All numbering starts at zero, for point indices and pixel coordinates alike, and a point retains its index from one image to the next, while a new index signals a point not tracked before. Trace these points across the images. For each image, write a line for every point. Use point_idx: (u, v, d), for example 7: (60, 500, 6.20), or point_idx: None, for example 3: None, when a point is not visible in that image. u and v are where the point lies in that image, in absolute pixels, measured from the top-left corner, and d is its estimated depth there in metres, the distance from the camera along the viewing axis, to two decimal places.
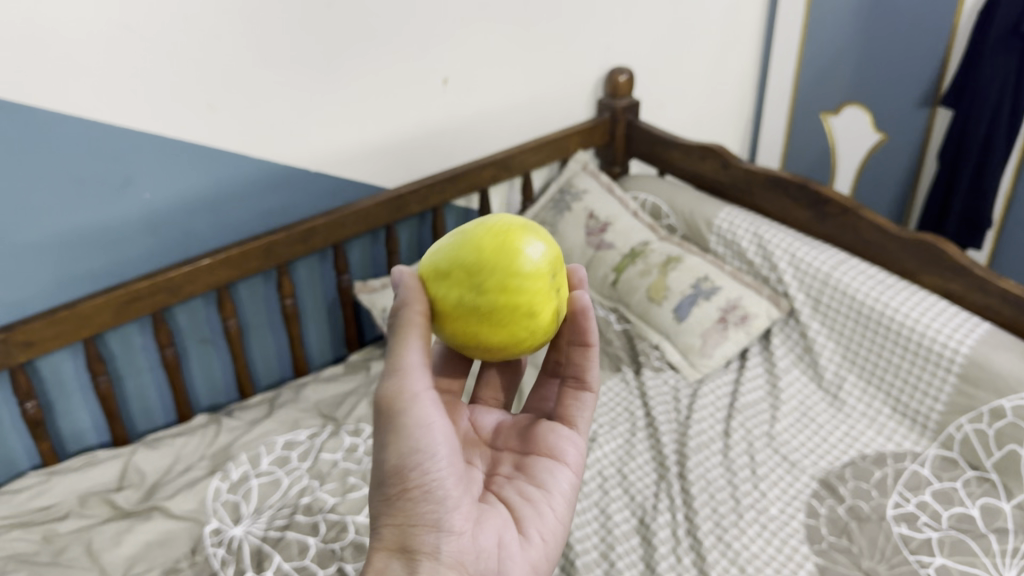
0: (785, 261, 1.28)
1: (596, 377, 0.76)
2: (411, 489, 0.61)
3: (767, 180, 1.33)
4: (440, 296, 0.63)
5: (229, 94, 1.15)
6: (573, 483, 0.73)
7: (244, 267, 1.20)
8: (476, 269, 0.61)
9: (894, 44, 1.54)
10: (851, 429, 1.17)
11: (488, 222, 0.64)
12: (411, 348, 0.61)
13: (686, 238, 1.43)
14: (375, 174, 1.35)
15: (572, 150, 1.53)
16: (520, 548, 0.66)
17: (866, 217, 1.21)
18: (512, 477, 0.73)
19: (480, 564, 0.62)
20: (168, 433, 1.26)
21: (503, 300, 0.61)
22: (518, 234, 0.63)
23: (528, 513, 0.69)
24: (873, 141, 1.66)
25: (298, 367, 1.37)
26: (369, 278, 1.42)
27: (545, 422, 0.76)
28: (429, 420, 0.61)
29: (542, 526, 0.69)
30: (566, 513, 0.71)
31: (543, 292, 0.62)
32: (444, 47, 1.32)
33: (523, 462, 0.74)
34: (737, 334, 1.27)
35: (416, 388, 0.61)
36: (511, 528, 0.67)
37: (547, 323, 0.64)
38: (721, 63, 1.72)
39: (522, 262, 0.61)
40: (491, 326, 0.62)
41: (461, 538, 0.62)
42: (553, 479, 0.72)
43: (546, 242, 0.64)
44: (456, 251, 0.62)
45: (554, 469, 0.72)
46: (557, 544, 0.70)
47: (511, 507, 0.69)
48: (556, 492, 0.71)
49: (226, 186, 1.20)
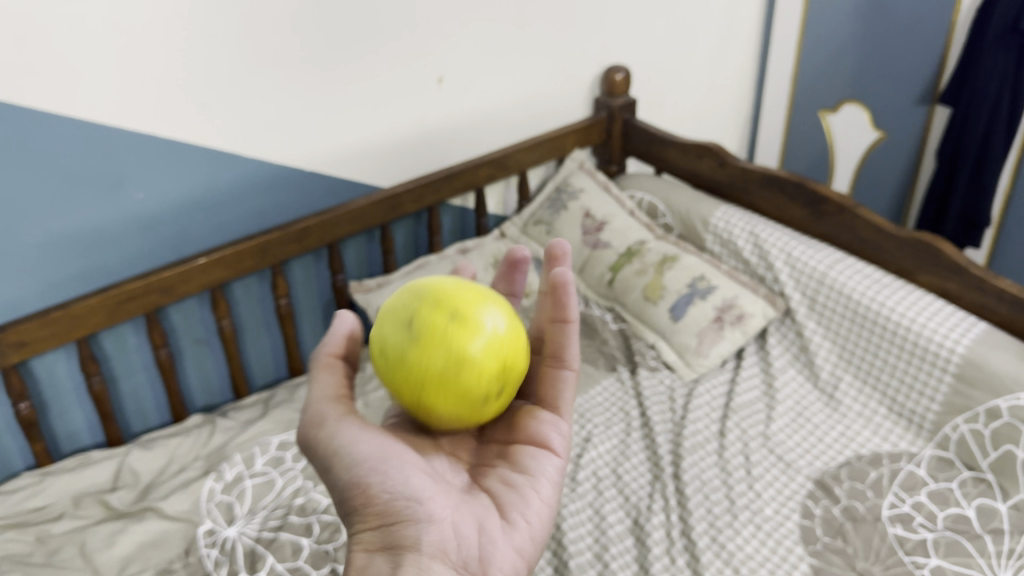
0: (781, 260, 1.28)
1: (574, 353, 0.75)
2: (365, 494, 0.62)
3: (764, 178, 1.33)
4: (386, 378, 0.66)
5: (221, 94, 1.14)
6: (559, 467, 0.72)
7: (238, 267, 1.20)
8: (408, 364, 0.63)
9: (893, 42, 1.53)
10: (847, 429, 1.16)
11: (424, 332, 0.63)
12: (321, 385, 0.67)
13: (682, 236, 1.43)
14: (370, 174, 1.35)
15: (569, 148, 1.52)
16: (503, 532, 0.66)
17: (863, 216, 1.20)
18: (496, 467, 0.73)
19: (464, 550, 0.62)
20: (163, 434, 1.26)
21: (436, 392, 0.63)
22: (447, 323, 0.63)
23: (511, 499, 0.69)
24: (871, 139, 1.65)
25: (293, 368, 1.36)
26: (364, 277, 1.42)
27: (529, 408, 0.76)
28: (353, 433, 0.64)
29: (526, 510, 0.68)
30: (553, 497, 0.71)
31: (507, 369, 0.66)
32: (439, 45, 1.31)
33: (507, 452, 0.74)
34: (733, 333, 1.26)
35: (330, 413, 0.65)
36: (493, 515, 0.67)
37: (491, 398, 0.66)
38: (719, 61, 1.71)
39: (450, 356, 0.62)
40: (433, 409, 0.65)
41: (441, 525, 0.62)
42: (537, 465, 0.72)
43: (486, 322, 0.64)
44: (392, 344, 0.64)
45: (537, 455, 0.72)
46: (545, 528, 0.69)
47: (494, 495, 0.69)
48: (541, 477, 0.71)
49: (220, 186, 1.20)
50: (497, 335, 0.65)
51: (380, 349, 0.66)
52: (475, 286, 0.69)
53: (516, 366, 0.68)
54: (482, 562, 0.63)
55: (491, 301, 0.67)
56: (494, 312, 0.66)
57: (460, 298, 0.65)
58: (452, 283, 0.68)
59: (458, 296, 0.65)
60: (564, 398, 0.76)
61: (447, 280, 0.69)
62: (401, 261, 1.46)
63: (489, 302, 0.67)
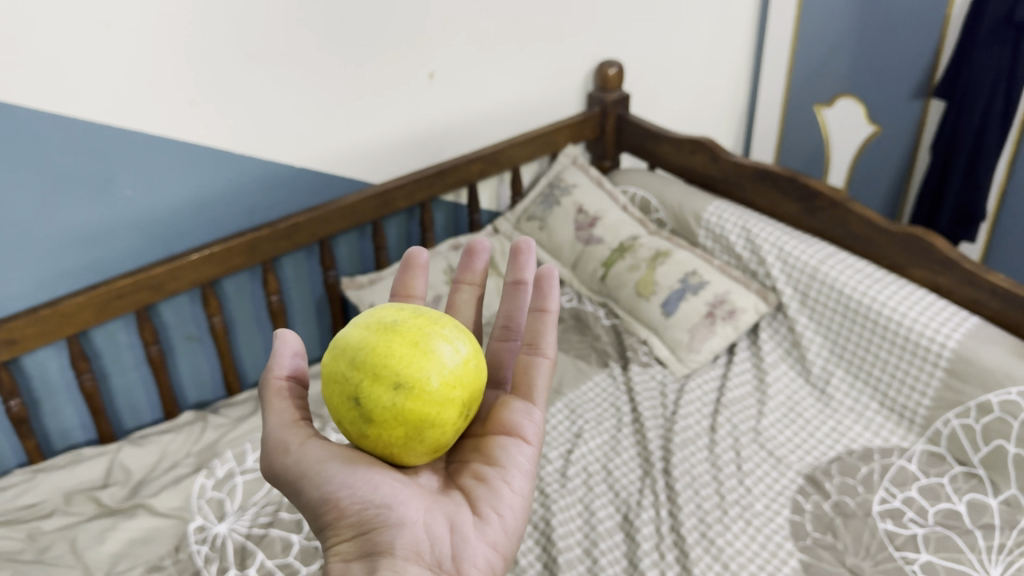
0: (773, 255, 1.27)
1: (551, 340, 0.77)
2: (335, 510, 0.62)
3: (757, 173, 1.32)
4: (346, 429, 0.65)
5: (210, 90, 1.14)
6: (531, 456, 0.71)
7: (228, 264, 1.20)
8: (358, 414, 0.63)
9: (888, 36, 1.52)
10: (838, 424, 1.16)
11: (371, 412, 0.62)
12: (273, 410, 0.67)
13: (675, 232, 1.42)
14: (361, 169, 1.34)
15: (562, 144, 1.52)
16: (475, 528, 0.65)
17: (854, 210, 1.20)
18: (470, 461, 0.71)
19: (437, 550, 0.63)
20: (155, 430, 1.25)
21: (392, 429, 0.62)
22: (379, 359, 0.62)
23: (481, 493, 0.68)
24: (866, 133, 1.64)
25: None
26: (357, 273, 1.42)
27: (503, 399, 0.75)
28: (319, 454, 0.64)
29: (496, 502, 0.67)
30: (527, 487, 0.70)
31: (468, 392, 0.66)
32: (430, 41, 1.31)
33: (480, 444, 0.73)
34: (725, 328, 1.26)
35: (291, 437, 0.65)
36: (464, 511, 0.66)
37: (451, 415, 0.64)
38: (713, 55, 1.70)
39: (390, 393, 0.62)
40: (397, 445, 0.64)
41: (414, 528, 0.62)
42: (509, 456, 0.70)
43: (429, 372, 0.62)
44: (338, 399, 0.64)
45: (508, 446, 0.71)
46: (518, 519, 0.68)
47: (465, 491, 0.68)
48: (512, 469, 0.70)
49: (209, 182, 1.19)
50: (443, 375, 0.63)
51: (337, 416, 0.65)
52: (400, 322, 0.66)
53: (470, 374, 0.66)
54: (456, 558, 0.63)
55: (423, 336, 0.64)
56: (431, 350, 0.64)
57: (389, 353, 0.63)
58: (375, 329, 0.65)
59: (385, 352, 0.63)
60: (538, 386, 0.76)
61: (370, 324, 0.65)
62: (394, 257, 1.45)
63: (422, 322, 0.66)
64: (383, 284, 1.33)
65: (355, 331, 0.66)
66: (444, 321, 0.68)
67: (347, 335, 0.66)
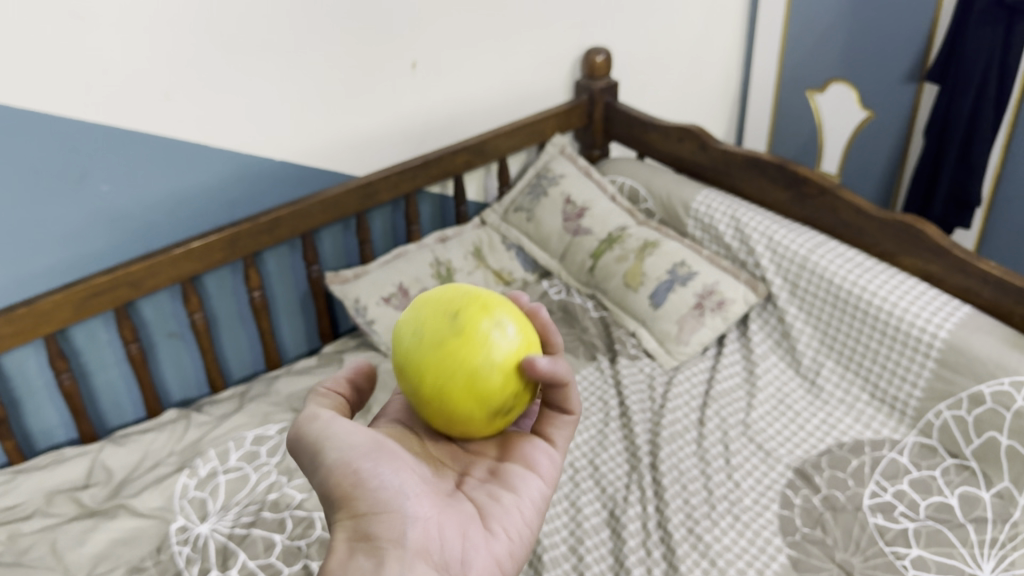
0: (762, 245, 1.24)
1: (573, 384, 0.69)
2: (346, 485, 0.59)
3: (746, 161, 1.30)
4: (411, 341, 0.64)
5: (186, 82, 1.12)
6: (544, 493, 0.70)
7: (208, 260, 1.19)
8: (449, 324, 0.62)
9: (880, 20, 1.49)
10: (829, 416, 1.13)
11: (465, 327, 0.62)
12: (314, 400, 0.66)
13: (664, 221, 1.40)
14: (342, 162, 1.32)
15: (548, 134, 1.49)
16: (486, 541, 0.63)
17: (843, 197, 1.18)
18: (483, 480, 0.70)
19: (446, 554, 0.60)
20: (137, 429, 1.24)
21: (468, 352, 0.61)
22: (491, 304, 0.64)
23: (494, 511, 0.66)
24: (859, 118, 1.61)
25: (270, 360, 1.34)
26: (342, 267, 1.39)
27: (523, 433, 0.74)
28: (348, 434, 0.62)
29: (509, 523, 0.66)
30: (535, 519, 0.68)
31: (513, 400, 0.64)
32: (412, 30, 1.29)
33: (496, 469, 0.71)
34: (714, 320, 1.23)
35: (324, 411, 0.64)
36: (475, 523, 0.64)
37: (508, 389, 0.63)
38: (704, 41, 1.68)
39: (489, 328, 0.62)
40: (453, 374, 0.61)
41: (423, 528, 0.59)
42: (524, 485, 0.69)
43: (522, 337, 0.64)
44: (430, 311, 0.64)
45: (525, 476, 0.70)
46: (524, 549, 0.66)
47: (478, 505, 0.66)
48: (525, 497, 0.68)
49: (188, 176, 1.18)
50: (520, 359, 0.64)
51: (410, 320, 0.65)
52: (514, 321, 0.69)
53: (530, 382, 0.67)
54: (464, 564, 0.60)
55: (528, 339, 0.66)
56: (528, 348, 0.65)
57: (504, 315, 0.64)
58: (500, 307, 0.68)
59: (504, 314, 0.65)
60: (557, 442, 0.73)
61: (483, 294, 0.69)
62: (379, 251, 1.43)
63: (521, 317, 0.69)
64: (368, 279, 1.31)
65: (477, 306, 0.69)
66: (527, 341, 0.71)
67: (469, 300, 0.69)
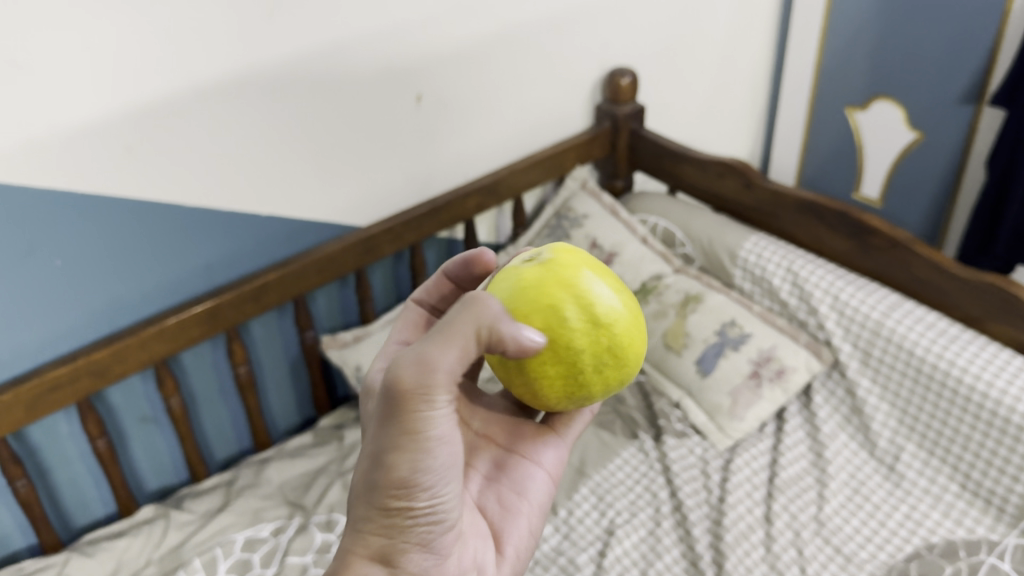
0: (826, 303, 1.09)
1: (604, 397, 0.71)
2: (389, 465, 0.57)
3: (800, 205, 1.13)
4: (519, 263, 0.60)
5: (155, 132, 0.93)
6: (547, 493, 0.72)
7: (185, 337, 1.02)
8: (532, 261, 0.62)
9: (932, 34, 1.33)
10: (912, 509, 0.98)
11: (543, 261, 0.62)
12: (444, 323, 0.51)
13: (704, 269, 1.24)
14: (339, 212, 1.15)
15: (568, 167, 1.32)
16: (497, 565, 0.65)
17: (918, 252, 1.02)
18: (488, 481, 0.70)
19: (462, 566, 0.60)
20: (108, 533, 1.05)
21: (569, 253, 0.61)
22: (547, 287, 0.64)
23: (501, 523, 0.68)
24: (905, 140, 1.45)
25: (259, 439, 1.17)
26: (338, 328, 1.22)
27: (538, 426, 0.73)
28: (446, 419, 0.52)
29: (517, 539, 0.67)
30: (538, 525, 0.70)
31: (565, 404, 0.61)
32: (416, 60, 1.11)
33: (503, 463, 0.71)
34: (773, 392, 1.08)
35: None
36: (489, 544, 0.66)
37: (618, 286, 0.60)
38: (732, 54, 1.51)
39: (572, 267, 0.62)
40: (572, 257, 0.59)
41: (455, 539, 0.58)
42: (530, 488, 0.70)
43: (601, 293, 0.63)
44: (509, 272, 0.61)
45: (530, 476, 0.71)
46: (524, 557, 0.69)
47: (489, 517, 0.68)
48: (535, 503, 0.70)
49: (159, 240, 0.99)
50: (565, 396, 0.58)
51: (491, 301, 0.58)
52: (613, 315, 0.56)
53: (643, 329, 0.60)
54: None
55: (609, 367, 0.56)
56: (590, 386, 0.57)
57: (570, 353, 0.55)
58: (602, 307, 0.55)
59: (570, 344, 0.55)
60: (574, 425, 0.73)
61: None
62: (380, 307, 1.25)
63: None
64: (369, 342, 1.16)
65: (602, 291, 0.56)
66: None
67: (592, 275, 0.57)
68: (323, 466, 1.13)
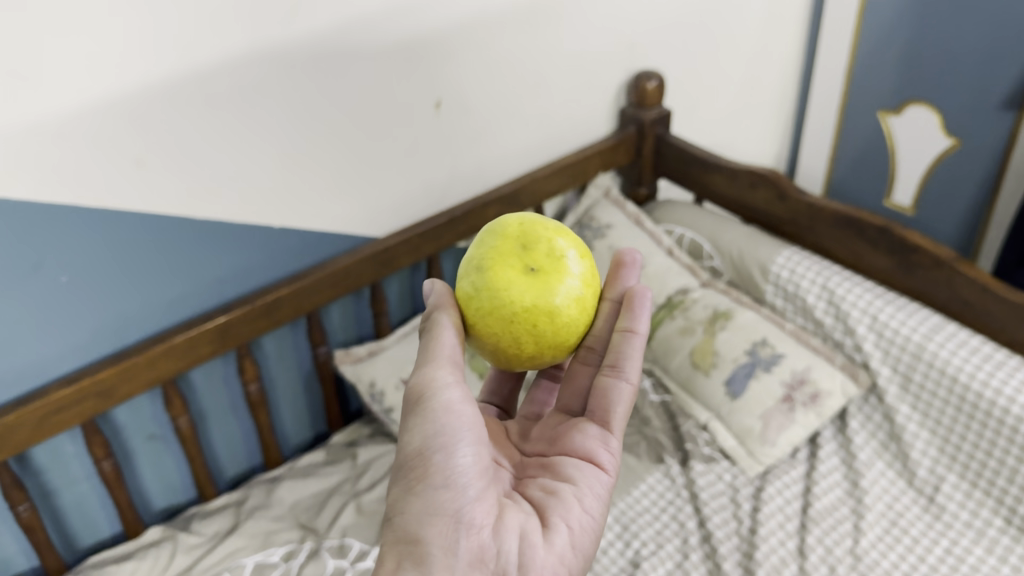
0: (864, 325, 1.04)
1: (634, 367, 0.71)
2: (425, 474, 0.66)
3: (838, 218, 1.08)
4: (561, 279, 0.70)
5: (161, 141, 0.89)
6: (606, 483, 0.72)
7: (193, 355, 0.97)
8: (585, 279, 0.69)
9: (968, 37, 1.27)
10: (955, 544, 0.93)
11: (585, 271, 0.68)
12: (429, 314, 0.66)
13: (733, 283, 1.19)
14: (355, 223, 1.10)
15: (591, 174, 1.27)
16: (543, 539, 0.66)
17: (963, 272, 0.97)
18: (538, 478, 0.73)
19: (498, 554, 0.63)
20: (113, 555, 1.02)
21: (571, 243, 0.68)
22: (588, 277, 0.66)
23: (551, 504, 0.69)
24: (940, 147, 1.39)
25: (271, 457, 1.13)
26: (352, 342, 1.17)
27: (581, 424, 0.76)
28: (452, 400, 0.64)
29: (567, 515, 0.68)
30: (598, 510, 0.71)
31: (521, 340, 0.62)
32: (434, 64, 1.06)
33: (549, 463, 0.74)
34: (806, 416, 1.03)
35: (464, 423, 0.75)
36: (533, 521, 0.67)
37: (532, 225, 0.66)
38: (760, 55, 1.45)
39: (574, 246, 0.66)
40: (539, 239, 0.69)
41: (482, 530, 0.63)
42: (581, 475, 0.72)
43: (564, 244, 0.64)
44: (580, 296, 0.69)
45: (581, 466, 0.72)
46: (586, 541, 0.68)
47: (536, 502, 0.70)
48: (586, 489, 0.71)
49: (168, 254, 0.95)
50: (482, 310, 0.62)
51: None
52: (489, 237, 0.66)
53: (515, 236, 0.64)
54: (521, 567, 0.63)
55: (488, 259, 0.62)
56: (486, 282, 0.62)
57: (469, 264, 0.65)
58: (480, 244, 0.64)
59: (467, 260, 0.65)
60: (617, 414, 0.74)
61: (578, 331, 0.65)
62: (396, 319, 1.21)
63: (569, 310, 0.63)
64: (385, 357, 1.12)
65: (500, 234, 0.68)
66: (545, 303, 0.62)
67: (513, 227, 0.64)
68: (337, 485, 1.09)
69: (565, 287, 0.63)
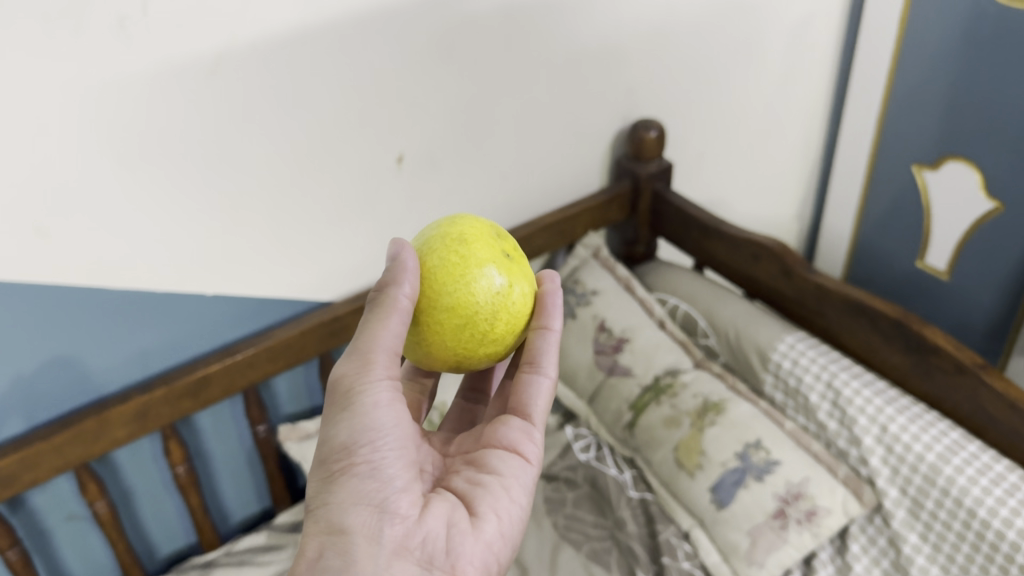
0: (872, 433, 0.91)
1: (552, 362, 0.63)
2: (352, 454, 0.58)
3: (850, 305, 0.95)
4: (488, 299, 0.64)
5: (69, 208, 0.77)
6: (533, 473, 0.64)
7: (107, 439, 0.87)
8: None
9: (1014, 93, 1.11)
10: None
11: None
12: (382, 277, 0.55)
13: (730, 366, 1.08)
14: (309, 288, 1.00)
15: (579, 233, 1.14)
16: (471, 529, 0.58)
17: (991, 387, 0.83)
18: (461, 469, 0.64)
19: (428, 547, 0.56)
20: None
21: None
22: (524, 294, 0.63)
23: (478, 494, 0.61)
24: (980, 212, 1.22)
25: (206, 537, 1.03)
26: (303, 414, 1.07)
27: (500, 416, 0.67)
28: (382, 389, 0.55)
29: (496, 503, 0.60)
30: (526, 498, 0.63)
31: (497, 319, 0.56)
32: (396, 117, 0.94)
33: (473, 456, 0.65)
34: (801, 536, 0.90)
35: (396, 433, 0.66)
36: (460, 510, 0.59)
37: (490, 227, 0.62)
38: (782, 94, 1.32)
39: None
40: None
41: (410, 521, 0.56)
42: (507, 465, 0.63)
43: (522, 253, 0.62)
44: None
45: (506, 456, 0.63)
46: (515, 528, 0.61)
47: (460, 494, 0.61)
48: (513, 481, 0.62)
49: (83, 331, 0.84)
50: (467, 276, 0.55)
51: None
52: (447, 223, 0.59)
53: (491, 228, 0.60)
54: (450, 555, 0.56)
55: (472, 234, 0.57)
56: (465, 252, 0.55)
57: (436, 240, 0.57)
58: (456, 223, 0.58)
59: (423, 245, 0.58)
60: (538, 407, 0.66)
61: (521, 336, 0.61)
62: None
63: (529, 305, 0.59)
64: None
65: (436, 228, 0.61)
66: (522, 288, 0.58)
67: (481, 220, 0.60)
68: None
69: (528, 285, 0.59)
